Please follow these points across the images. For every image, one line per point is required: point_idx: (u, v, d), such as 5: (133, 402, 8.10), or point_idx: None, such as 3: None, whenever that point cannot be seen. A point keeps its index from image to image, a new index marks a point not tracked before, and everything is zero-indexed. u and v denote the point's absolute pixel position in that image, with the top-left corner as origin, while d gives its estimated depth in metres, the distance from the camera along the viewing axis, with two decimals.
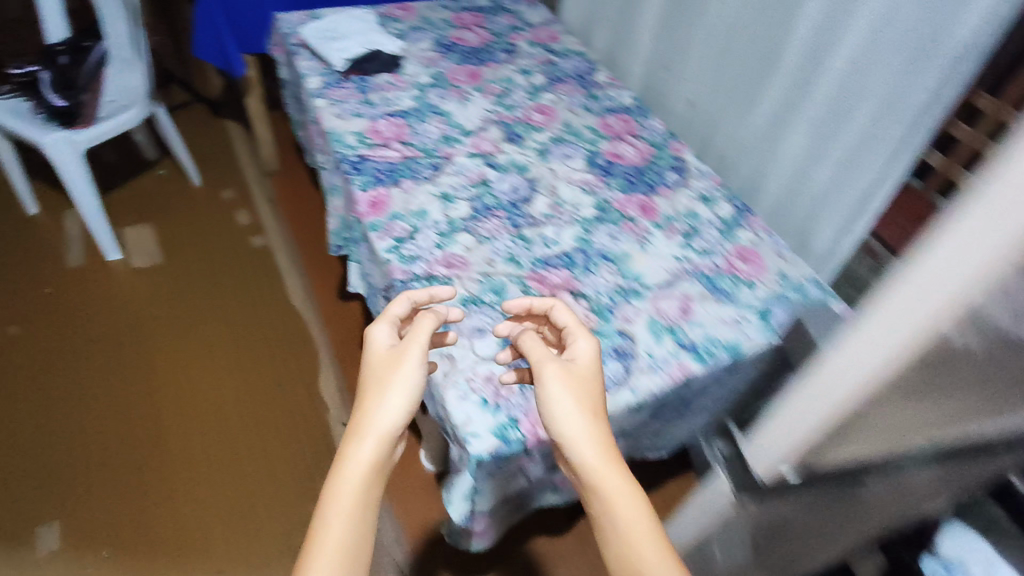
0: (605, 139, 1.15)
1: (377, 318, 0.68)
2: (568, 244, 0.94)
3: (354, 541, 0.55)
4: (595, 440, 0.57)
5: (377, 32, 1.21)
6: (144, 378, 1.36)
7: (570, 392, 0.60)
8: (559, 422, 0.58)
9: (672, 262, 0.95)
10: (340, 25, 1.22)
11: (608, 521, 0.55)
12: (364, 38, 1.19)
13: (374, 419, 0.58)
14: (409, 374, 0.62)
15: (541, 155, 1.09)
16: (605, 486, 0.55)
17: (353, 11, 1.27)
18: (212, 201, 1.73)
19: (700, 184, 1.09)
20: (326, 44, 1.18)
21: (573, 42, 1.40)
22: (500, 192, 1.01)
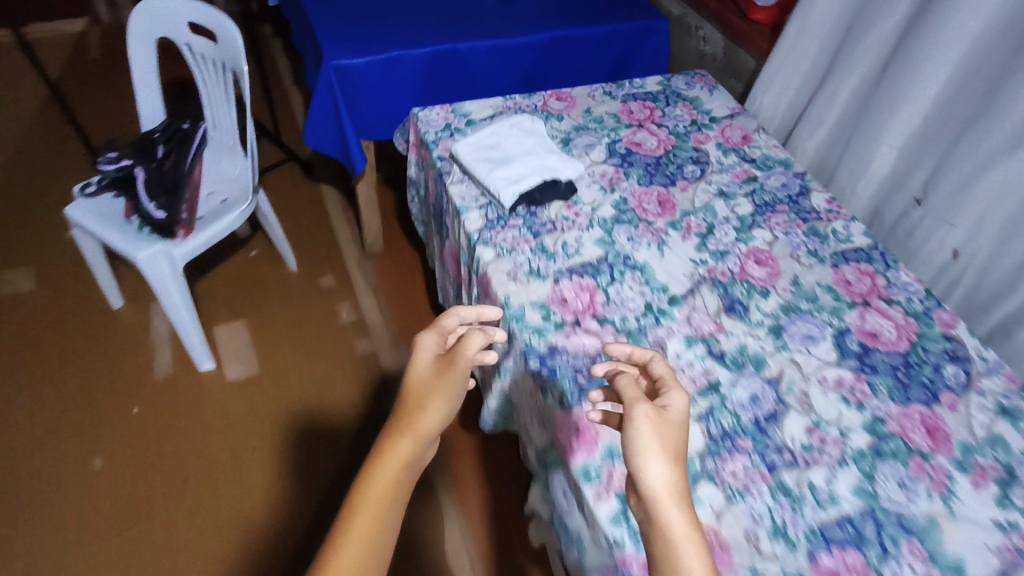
0: (850, 307, 0.88)
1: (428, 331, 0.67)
2: (848, 503, 0.68)
3: (381, 525, 0.54)
4: (670, 483, 0.52)
5: (552, 154, 0.96)
6: (237, 491, 1.19)
7: (655, 435, 0.54)
8: (638, 461, 0.53)
9: (997, 537, 0.66)
10: (504, 141, 0.97)
11: (664, 560, 0.49)
12: (539, 163, 0.94)
13: (418, 426, 0.58)
14: (455, 389, 0.62)
15: (776, 336, 0.83)
16: (670, 527, 0.50)
17: (514, 118, 1.02)
18: (310, 290, 1.53)
19: (995, 385, 0.80)
20: (491, 169, 0.93)
21: (770, 146, 1.12)
22: (738, 405, 0.75)
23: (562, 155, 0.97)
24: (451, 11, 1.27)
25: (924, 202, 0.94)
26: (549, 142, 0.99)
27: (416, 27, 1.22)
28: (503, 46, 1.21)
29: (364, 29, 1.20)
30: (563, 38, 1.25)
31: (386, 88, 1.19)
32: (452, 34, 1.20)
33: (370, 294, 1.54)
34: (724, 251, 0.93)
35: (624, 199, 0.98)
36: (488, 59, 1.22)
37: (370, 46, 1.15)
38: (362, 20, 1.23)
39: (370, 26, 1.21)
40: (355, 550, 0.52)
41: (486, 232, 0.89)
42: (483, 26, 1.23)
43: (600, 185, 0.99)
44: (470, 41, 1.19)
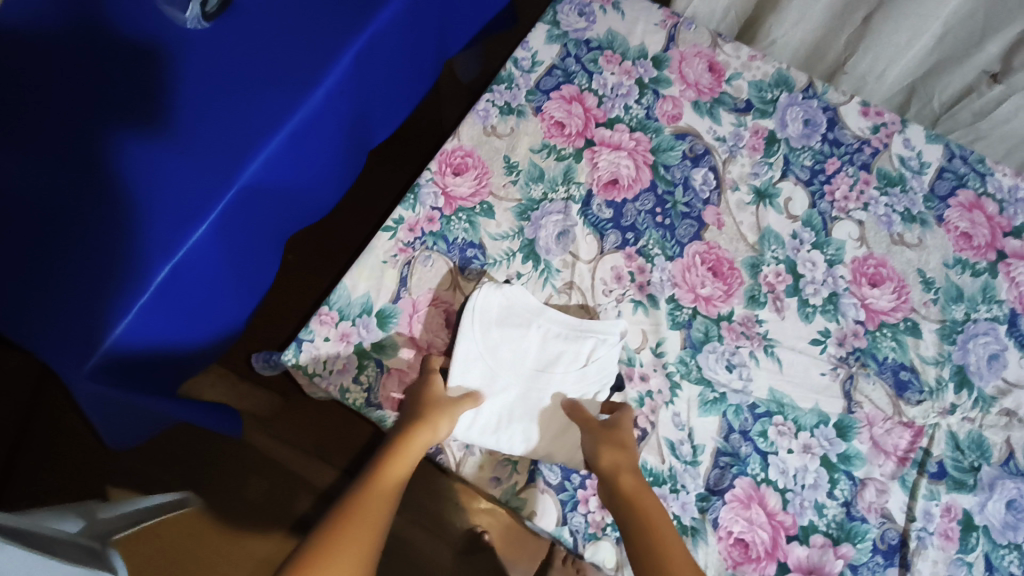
0: (991, 273, 0.68)
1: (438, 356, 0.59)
2: None
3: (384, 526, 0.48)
4: (626, 464, 0.54)
5: (580, 342, 0.61)
6: None
7: (602, 433, 0.56)
8: (597, 452, 0.55)
9: None
10: (504, 366, 0.61)
11: (640, 533, 0.49)
12: (581, 374, 0.61)
13: (420, 444, 0.54)
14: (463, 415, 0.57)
15: (966, 387, 0.63)
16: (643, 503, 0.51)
17: (472, 304, 0.60)
18: (229, 494, 0.97)
19: None
20: (524, 436, 0.59)
21: (747, 61, 0.77)
22: (1006, 529, 0.59)
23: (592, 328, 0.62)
24: (164, 85, 0.63)
25: (1004, 78, 0.69)
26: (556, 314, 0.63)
27: (143, 169, 0.59)
28: (313, 114, 0.65)
29: (50, 242, 0.56)
30: (371, 42, 0.70)
31: (188, 316, 0.62)
32: (221, 149, 0.61)
33: (335, 469, 0.99)
34: (832, 296, 0.66)
35: (674, 303, 0.65)
36: (293, 156, 0.66)
37: (115, 282, 0.55)
38: (17, 224, 0.57)
39: (51, 227, 0.56)
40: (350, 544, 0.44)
41: (576, 516, 0.57)
42: (247, 91, 0.64)
43: (631, 299, 0.65)
44: (264, 145, 0.62)
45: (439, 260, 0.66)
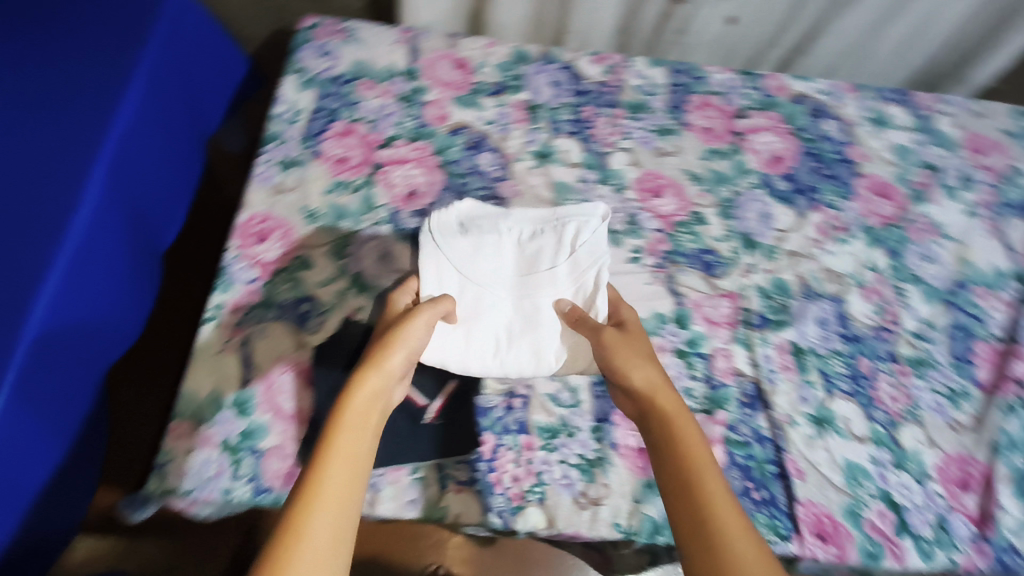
0: (737, 150, 0.81)
1: (414, 278, 0.65)
2: (935, 316, 0.73)
3: (360, 454, 0.49)
4: (656, 381, 0.55)
5: (561, 232, 0.67)
6: None
7: (621, 349, 0.58)
8: (622, 371, 0.57)
9: (976, 224, 0.79)
10: (479, 280, 0.65)
11: (663, 433, 0.52)
12: (570, 269, 0.66)
13: (365, 399, 0.53)
14: (424, 331, 0.60)
15: (756, 246, 0.75)
16: (666, 404, 0.53)
17: (430, 224, 0.66)
18: None
19: (852, 109, 0.86)
20: (529, 352, 0.64)
21: (485, 49, 0.85)
22: (825, 342, 0.70)
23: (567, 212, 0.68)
24: None
25: None
26: (520, 214, 0.68)
27: None
28: (85, 242, 0.62)
29: None
30: (122, 148, 0.68)
31: (32, 491, 0.57)
32: None
33: None
34: (630, 218, 0.75)
35: None
36: (82, 286, 0.62)
37: None
38: None
39: None
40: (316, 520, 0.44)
41: (495, 497, 0.60)
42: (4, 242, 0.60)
43: None
44: (42, 288, 0.58)
45: (276, 327, 0.65)
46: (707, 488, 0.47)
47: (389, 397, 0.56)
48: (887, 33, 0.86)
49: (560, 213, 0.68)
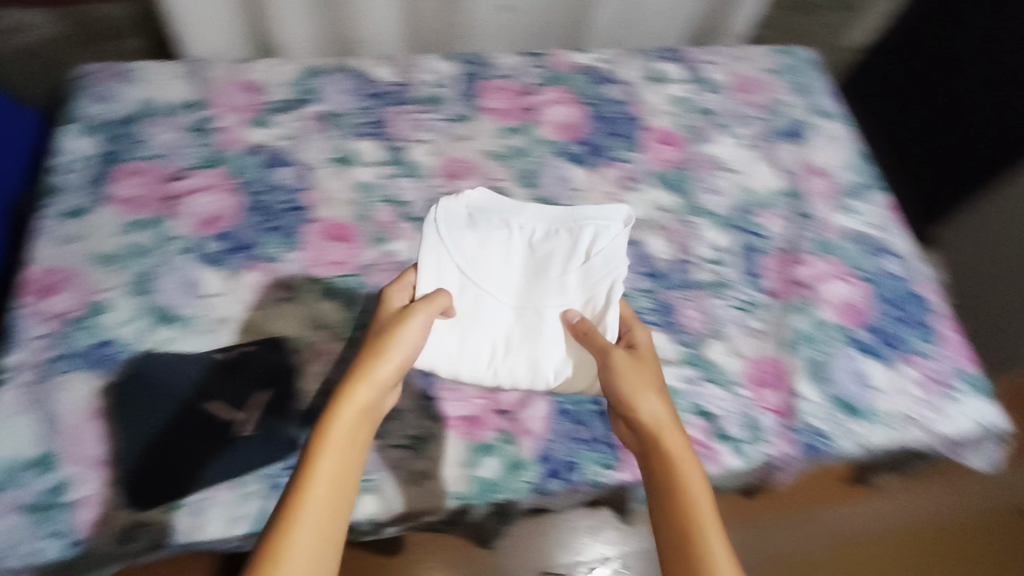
0: (531, 124, 0.86)
1: (411, 273, 0.68)
2: (726, 241, 0.80)
3: (349, 472, 0.53)
4: (667, 413, 0.58)
5: (581, 240, 0.71)
6: None
7: (633, 377, 0.60)
8: (636, 400, 0.58)
9: (753, 154, 0.87)
10: (484, 279, 0.69)
11: (659, 457, 0.55)
12: (581, 283, 0.69)
13: (342, 434, 0.53)
14: (419, 336, 0.61)
15: (557, 209, 0.79)
16: (667, 435, 0.56)
17: (435, 214, 0.71)
18: None
19: (633, 71, 0.92)
20: (527, 363, 0.66)
21: (273, 68, 0.86)
22: (632, 284, 0.75)
23: (589, 222, 0.72)
24: None
25: None
26: (542, 220, 0.73)
27: None
28: None
29: None
30: None
31: None
32: None
33: None
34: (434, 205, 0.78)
35: (317, 281, 0.72)
36: None
37: None
38: None
39: None
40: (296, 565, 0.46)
41: None
42: None
43: (279, 300, 0.70)
44: None
45: (75, 377, 0.63)
46: (704, 527, 0.50)
47: (381, 409, 0.58)
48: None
49: (580, 220, 0.72)
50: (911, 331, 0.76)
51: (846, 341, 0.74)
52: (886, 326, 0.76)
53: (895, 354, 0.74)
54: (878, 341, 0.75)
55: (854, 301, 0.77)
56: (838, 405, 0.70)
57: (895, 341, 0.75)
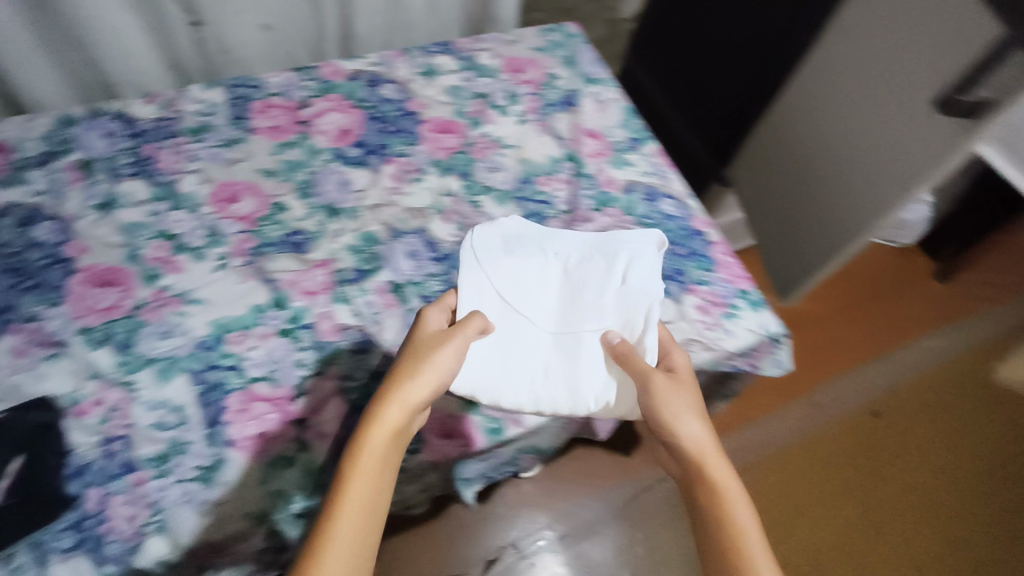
0: (307, 135, 0.88)
1: (451, 294, 0.71)
2: (510, 211, 0.82)
3: (376, 497, 0.56)
4: (708, 441, 0.64)
5: (616, 268, 0.75)
6: None
7: (677, 400, 0.65)
8: (679, 425, 0.64)
9: (528, 127, 0.91)
10: (527, 302, 0.73)
11: (700, 472, 0.63)
12: (618, 307, 0.72)
13: (375, 440, 0.57)
14: (452, 358, 0.63)
15: (338, 212, 0.80)
16: (711, 461, 0.63)
17: (473, 245, 0.74)
18: None
19: (404, 69, 0.96)
20: (567, 390, 0.69)
21: (22, 124, 0.83)
22: (421, 268, 0.76)
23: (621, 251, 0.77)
24: None
25: (200, 22, 0.88)
26: (576, 247, 0.77)
27: None
28: None
29: None
30: None
31: None
32: None
33: None
34: (209, 230, 0.77)
35: (86, 332, 0.68)
36: None
37: None
38: None
39: None
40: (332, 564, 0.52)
41: (108, 545, 0.58)
42: None
43: (43, 359, 0.66)
44: None
45: None
46: (747, 555, 0.57)
47: (411, 430, 0.60)
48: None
49: (615, 247, 0.76)
50: (690, 263, 0.81)
51: None
52: (667, 262, 0.81)
53: (676, 285, 0.79)
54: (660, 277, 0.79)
55: None
56: None
57: (675, 274, 0.80)
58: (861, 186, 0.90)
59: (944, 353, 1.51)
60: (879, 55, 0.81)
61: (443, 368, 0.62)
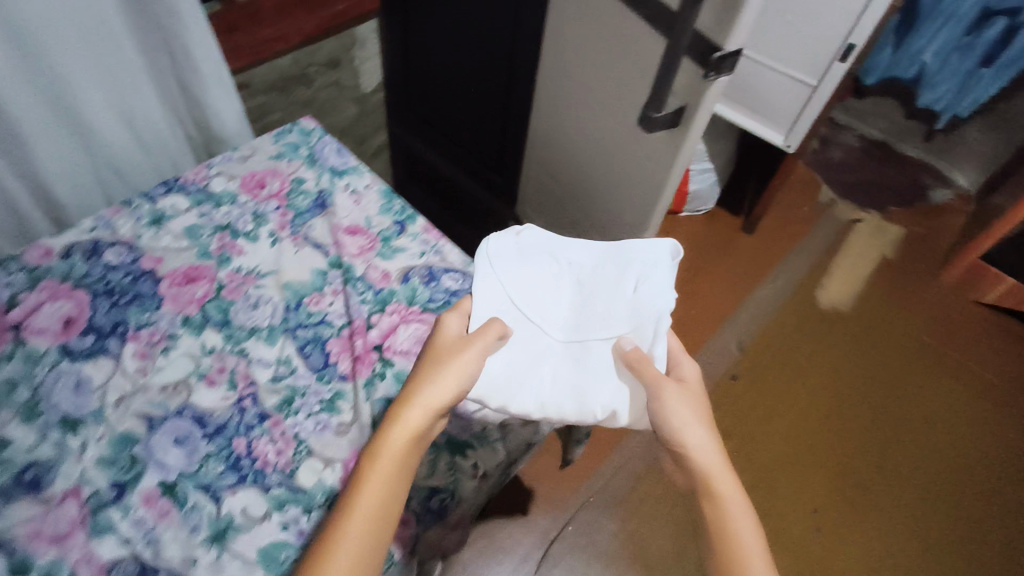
0: (19, 339, 0.73)
1: (465, 302, 0.75)
2: (285, 348, 0.75)
3: (397, 486, 0.56)
4: (715, 453, 0.64)
5: (628, 275, 0.76)
6: None
7: (687, 405, 0.66)
8: (682, 434, 0.65)
9: (285, 247, 0.84)
10: (537, 306, 0.76)
11: (705, 486, 0.62)
12: (626, 313, 0.73)
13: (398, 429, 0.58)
14: (474, 363, 0.64)
15: (79, 421, 0.67)
16: (718, 476, 0.61)
17: (482, 253, 0.77)
18: None
19: (126, 226, 0.84)
20: (573, 399, 0.71)
21: None
22: (195, 453, 0.66)
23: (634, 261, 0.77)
24: None
25: None
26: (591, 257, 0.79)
27: None
28: None
29: None
30: None
31: None
32: None
33: None
34: None
35: None
36: None
37: None
38: None
39: None
40: (349, 548, 0.52)
41: None
42: None
43: None
44: None
45: None
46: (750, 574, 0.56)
47: (432, 436, 0.60)
48: (106, 141, 0.88)
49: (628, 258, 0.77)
50: None
51: None
52: None
53: None
54: None
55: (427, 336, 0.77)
56: (443, 451, 0.70)
57: None
58: (619, 207, 0.91)
59: (773, 298, 1.64)
60: (585, 74, 0.83)
61: (469, 364, 0.63)
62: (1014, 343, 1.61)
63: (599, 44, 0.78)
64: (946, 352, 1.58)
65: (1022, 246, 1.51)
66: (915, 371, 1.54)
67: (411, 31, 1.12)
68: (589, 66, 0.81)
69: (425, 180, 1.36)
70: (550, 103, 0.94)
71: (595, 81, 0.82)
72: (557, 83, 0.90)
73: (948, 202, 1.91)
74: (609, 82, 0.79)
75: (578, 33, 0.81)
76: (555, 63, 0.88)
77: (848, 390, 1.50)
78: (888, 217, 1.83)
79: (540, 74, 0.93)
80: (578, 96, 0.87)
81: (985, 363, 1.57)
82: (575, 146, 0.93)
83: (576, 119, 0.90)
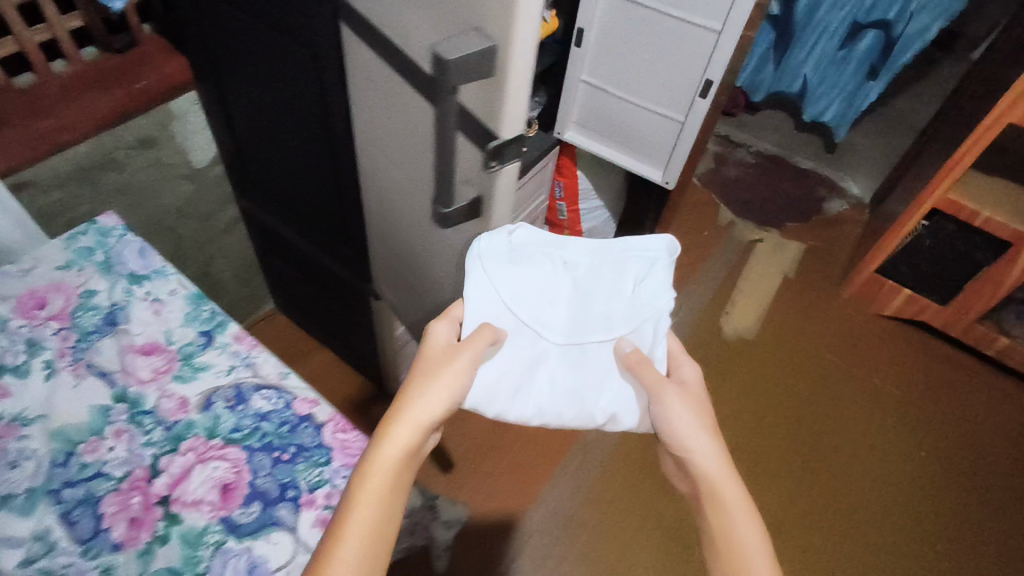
0: None
1: (455, 306, 0.77)
2: (47, 515, 0.62)
3: (390, 492, 0.61)
4: (719, 457, 0.68)
5: (626, 275, 0.76)
6: None
7: (689, 409, 0.71)
8: (687, 442, 0.69)
9: (63, 381, 0.72)
10: (533, 306, 0.76)
11: (712, 494, 0.66)
12: (626, 315, 0.75)
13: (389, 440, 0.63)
14: (462, 377, 0.69)
15: None
16: (724, 485, 0.66)
17: (474, 254, 0.75)
18: None
19: None
20: (573, 403, 0.74)
21: None
22: None
23: (628, 261, 0.77)
24: None
25: None
26: (584, 255, 0.78)
27: None
28: None
29: None
30: None
31: None
32: None
33: None
34: None
35: None
36: None
37: None
38: None
39: None
40: (345, 546, 0.57)
41: None
42: None
43: None
44: None
45: None
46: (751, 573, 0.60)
47: (421, 448, 0.65)
48: None
49: (622, 258, 0.77)
50: (300, 463, 0.68)
51: (222, 535, 0.62)
52: (269, 481, 0.66)
53: (289, 502, 0.65)
54: (264, 503, 0.65)
55: (226, 475, 0.66)
56: None
57: (284, 487, 0.66)
58: (457, 280, 0.83)
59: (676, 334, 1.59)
60: (394, 149, 0.73)
61: (455, 379, 0.69)
62: (920, 356, 1.58)
63: (400, 118, 0.68)
64: (854, 368, 1.56)
65: (911, 257, 1.51)
66: (822, 389, 1.52)
67: (229, 102, 0.99)
68: (395, 139, 0.71)
69: (284, 252, 1.24)
70: (368, 173, 0.83)
71: (402, 154, 0.72)
72: (370, 153, 0.80)
73: (843, 212, 1.91)
74: (416, 156, 0.70)
75: (378, 103, 0.71)
76: (364, 132, 0.78)
77: (756, 422, 1.45)
78: (786, 234, 1.82)
79: (355, 147, 0.83)
80: (394, 169, 0.77)
81: (892, 376, 1.55)
82: (400, 218, 0.83)
83: (396, 192, 0.80)
